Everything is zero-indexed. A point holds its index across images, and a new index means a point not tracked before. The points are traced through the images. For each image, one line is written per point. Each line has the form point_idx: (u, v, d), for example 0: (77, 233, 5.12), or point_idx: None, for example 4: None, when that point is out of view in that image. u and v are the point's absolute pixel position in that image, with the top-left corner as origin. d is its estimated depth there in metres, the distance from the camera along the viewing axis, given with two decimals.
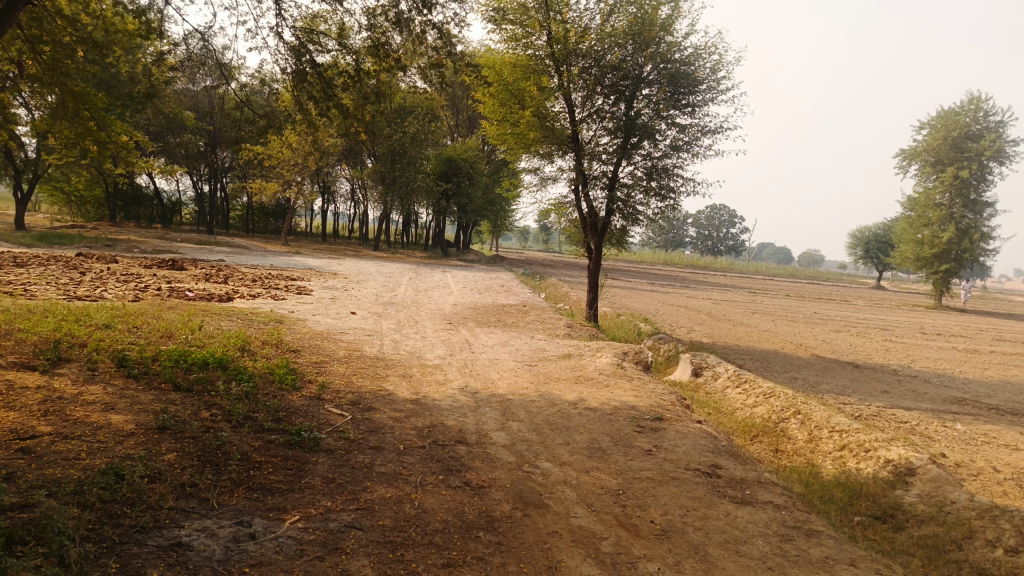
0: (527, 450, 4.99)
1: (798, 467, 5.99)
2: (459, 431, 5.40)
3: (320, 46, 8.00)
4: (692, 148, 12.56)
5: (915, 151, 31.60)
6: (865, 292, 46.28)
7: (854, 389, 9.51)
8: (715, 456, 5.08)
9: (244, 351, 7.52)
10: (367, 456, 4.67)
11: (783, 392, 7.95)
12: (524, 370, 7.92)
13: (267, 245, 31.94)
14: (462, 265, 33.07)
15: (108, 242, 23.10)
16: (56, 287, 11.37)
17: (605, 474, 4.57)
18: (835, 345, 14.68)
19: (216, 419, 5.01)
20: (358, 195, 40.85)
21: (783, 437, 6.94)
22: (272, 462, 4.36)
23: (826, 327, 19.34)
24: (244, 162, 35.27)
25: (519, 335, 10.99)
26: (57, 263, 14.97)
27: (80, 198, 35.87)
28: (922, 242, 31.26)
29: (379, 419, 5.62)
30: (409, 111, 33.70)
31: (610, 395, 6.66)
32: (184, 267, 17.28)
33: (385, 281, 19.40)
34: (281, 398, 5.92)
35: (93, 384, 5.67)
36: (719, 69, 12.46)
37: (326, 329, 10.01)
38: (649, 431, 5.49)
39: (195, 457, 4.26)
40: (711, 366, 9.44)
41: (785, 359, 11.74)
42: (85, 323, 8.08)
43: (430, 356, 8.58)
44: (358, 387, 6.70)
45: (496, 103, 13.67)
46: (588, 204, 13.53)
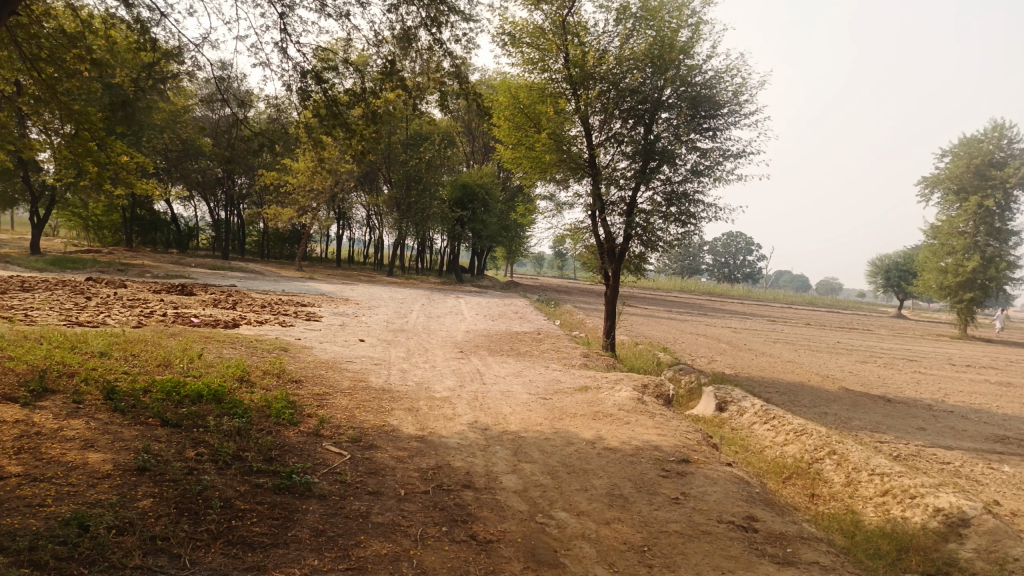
0: (540, 497, 4.52)
1: (838, 516, 5.46)
2: (466, 474, 4.95)
3: (338, 75, 7.70)
4: (713, 173, 12.14)
5: (937, 178, 31.02)
6: (886, 321, 45.40)
7: (888, 426, 8.94)
8: (750, 505, 4.57)
9: (242, 382, 7.12)
10: (363, 504, 4.22)
11: (817, 430, 7.44)
12: (538, 404, 7.46)
13: (281, 271, 31.79)
14: (477, 292, 32.74)
15: (121, 267, 22.95)
16: (59, 312, 11.07)
17: (627, 526, 4.10)
18: (863, 378, 14.06)
19: (202, 460, 4.60)
20: (373, 222, 40.78)
21: (818, 479, 6.43)
22: (257, 510, 3.93)
23: (851, 357, 18.68)
24: (260, 188, 35.29)
25: (533, 365, 10.53)
26: (63, 288, 14.74)
27: (98, 223, 36.03)
28: (946, 271, 30.51)
29: (380, 459, 5.18)
30: (424, 138, 33.63)
31: (631, 433, 6.17)
32: (194, 292, 17.03)
33: (397, 307, 19.03)
34: (277, 435, 5.49)
35: (76, 418, 5.29)
36: (742, 92, 12.08)
37: (331, 358, 9.60)
38: (675, 476, 4.99)
39: (172, 505, 3.84)
40: (737, 400, 8.92)
41: (813, 392, 11.17)
42: (80, 352, 7.72)
43: (439, 388, 8.14)
44: (361, 422, 6.26)
45: (512, 126, 13.33)
46: (605, 229, 13.12)
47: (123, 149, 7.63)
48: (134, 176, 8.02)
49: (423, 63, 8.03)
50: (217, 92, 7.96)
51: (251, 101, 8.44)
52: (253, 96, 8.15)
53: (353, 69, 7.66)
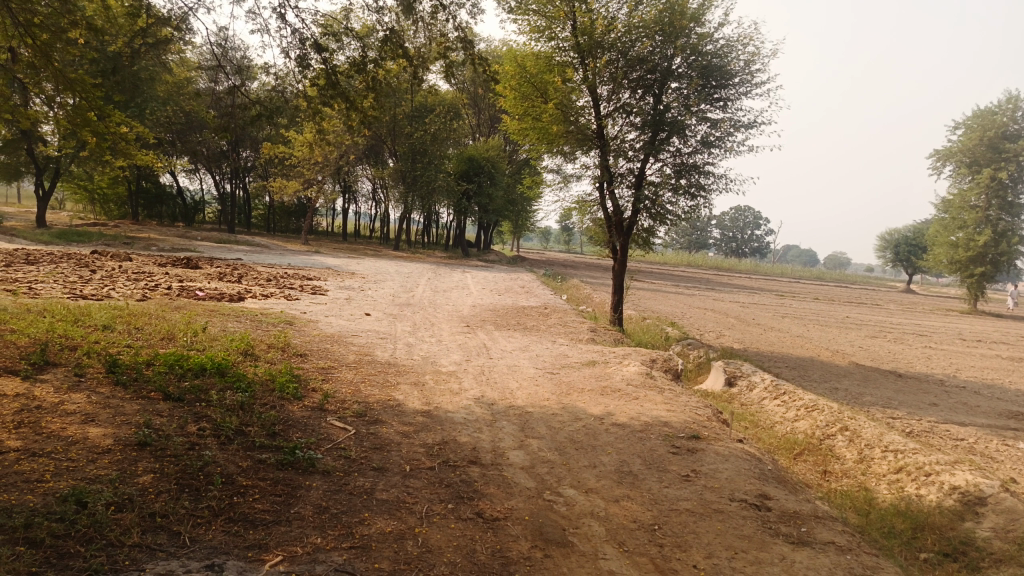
0: (548, 473, 4.44)
1: (851, 493, 5.37)
2: (473, 450, 4.85)
3: (340, 45, 7.50)
4: (724, 144, 11.91)
5: (950, 151, 30.52)
6: (894, 296, 45.11)
7: (900, 402, 8.81)
8: (762, 483, 4.46)
9: (246, 356, 7.04)
10: (367, 480, 4.13)
11: (828, 406, 7.32)
12: (545, 379, 7.36)
13: (288, 245, 31.71)
14: (483, 266, 32.60)
15: (127, 240, 22.89)
16: (63, 285, 10.99)
17: (637, 504, 4.00)
18: (873, 353, 13.92)
19: (203, 435, 4.52)
20: (379, 195, 40.58)
21: (830, 456, 6.34)
22: (259, 487, 3.84)
23: (861, 332, 18.52)
24: (266, 160, 35.05)
25: (540, 339, 10.42)
26: (68, 261, 14.68)
27: (104, 196, 35.92)
28: (957, 245, 30.19)
29: (385, 434, 5.09)
30: (430, 110, 33.27)
31: (640, 408, 6.07)
32: (199, 265, 16.95)
33: (404, 282, 18.93)
34: (280, 409, 5.41)
35: (77, 391, 5.20)
36: (754, 61, 11.80)
37: (337, 332, 9.51)
38: (686, 452, 4.89)
39: (172, 481, 3.76)
40: (746, 375, 8.82)
41: (822, 367, 11.05)
42: (83, 325, 7.63)
43: (445, 362, 8.05)
44: (365, 397, 6.18)
45: (518, 96, 13.08)
46: (613, 202, 12.92)
47: (122, 120, 7.39)
48: (135, 148, 7.81)
49: (427, 33, 7.83)
50: (218, 61, 7.75)
51: (254, 72, 8.24)
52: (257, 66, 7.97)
53: (357, 40, 7.47)
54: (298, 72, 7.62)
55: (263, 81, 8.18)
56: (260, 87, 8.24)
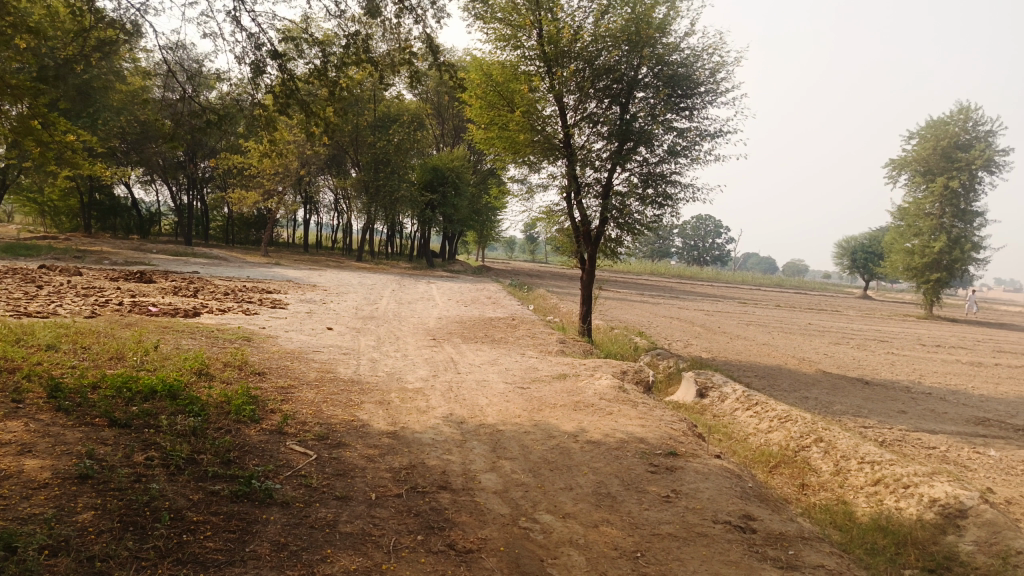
0: (522, 497, 4.22)
1: (830, 507, 5.26)
2: (442, 473, 4.61)
3: (300, 53, 7.24)
4: (691, 153, 11.88)
5: (904, 160, 31.27)
6: (853, 303, 45.93)
7: (870, 410, 8.80)
8: (745, 502, 4.30)
9: (200, 376, 6.69)
10: (330, 511, 3.87)
11: (801, 416, 7.24)
12: (515, 394, 7.13)
13: (247, 257, 31.01)
14: (448, 277, 32.29)
15: (78, 254, 22.06)
16: (6, 302, 10.43)
17: (617, 529, 3.80)
18: (839, 360, 13.99)
19: (151, 465, 4.20)
20: (341, 206, 40.04)
21: (807, 468, 6.24)
22: (212, 522, 3.55)
23: (825, 339, 18.69)
24: (225, 171, 34.26)
25: (509, 352, 10.20)
26: (13, 276, 14.00)
27: (54, 208, 34.71)
28: (912, 252, 30.86)
29: (349, 458, 4.81)
30: (393, 120, 32.95)
31: (614, 424, 5.89)
32: (153, 279, 16.34)
33: (367, 294, 18.53)
34: (236, 434, 5.09)
35: (13, 419, 4.81)
36: (719, 70, 11.80)
37: (298, 348, 9.18)
38: (664, 471, 4.71)
39: (115, 518, 3.44)
40: (718, 386, 8.72)
41: (791, 376, 11.03)
42: (25, 345, 7.18)
43: (412, 379, 7.78)
44: (328, 417, 5.88)
45: (484, 105, 12.91)
46: (581, 212, 12.80)
47: (68, 128, 6.97)
48: (82, 159, 7.38)
49: (391, 44, 7.65)
50: (171, 68, 7.42)
51: (210, 81, 7.93)
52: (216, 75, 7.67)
53: (319, 51, 7.23)
54: (254, 79, 7.32)
55: (219, 91, 7.87)
56: (216, 96, 7.92)
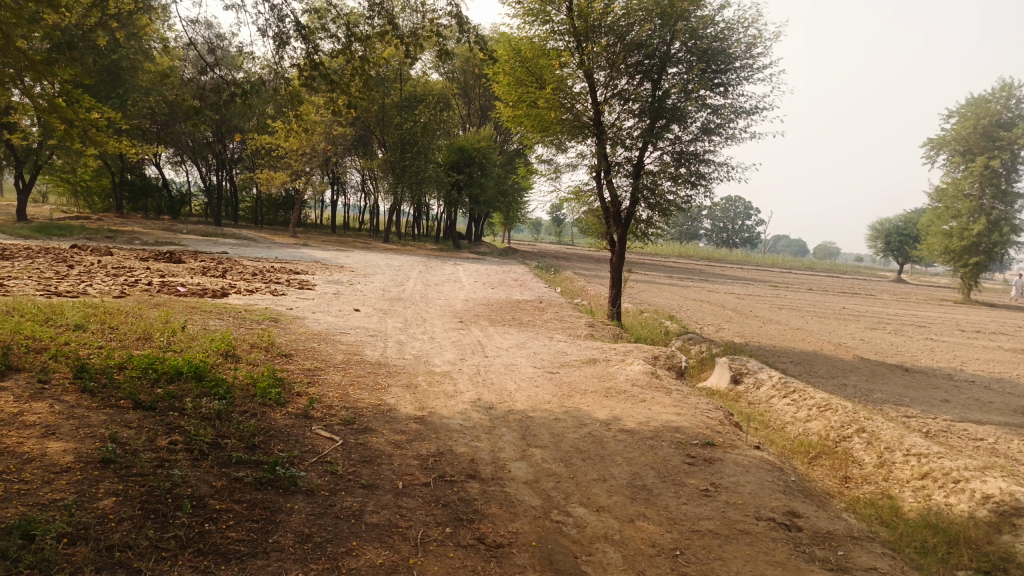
0: (554, 489, 4.05)
1: (875, 502, 5.04)
2: (471, 462, 4.46)
3: (327, 32, 7.08)
4: (725, 131, 11.52)
5: (943, 140, 30.34)
6: (887, 286, 44.90)
7: (912, 398, 8.48)
8: (789, 497, 4.09)
9: (227, 357, 6.62)
10: (355, 500, 3.74)
11: (841, 405, 6.98)
12: (545, 379, 6.96)
13: (276, 238, 31.14)
14: (474, 258, 32.15)
15: (110, 234, 22.27)
16: (37, 282, 10.48)
17: (654, 524, 3.63)
18: (876, 346, 13.59)
19: (175, 449, 4.11)
20: (369, 187, 40.05)
21: (848, 459, 6.01)
22: (234, 511, 3.44)
23: (860, 324, 18.23)
24: (253, 151, 34.34)
25: (537, 335, 10.02)
26: (46, 255, 14.12)
27: (87, 188, 35.14)
28: (950, 234, 29.98)
29: (376, 444, 4.69)
30: (420, 100, 32.71)
31: (648, 412, 5.68)
32: (182, 259, 16.41)
33: (394, 275, 18.45)
34: (261, 418, 4.99)
35: (38, 400, 4.74)
36: (755, 45, 11.39)
37: (324, 329, 9.09)
38: (702, 463, 4.51)
39: (137, 505, 3.35)
40: (753, 372, 8.47)
41: (828, 362, 10.71)
42: (54, 325, 7.17)
43: (439, 362, 7.65)
44: (354, 401, 5.76)
45: (512, 81, 12.63)
46: (611, 192, 12.52)
47: (93, 105, 6.87)
48: (109, 137, 7.29)
49: (418, 21, 7.44)
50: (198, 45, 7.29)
51: (240, 60, 7.81)
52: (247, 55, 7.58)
53: (344, 27, 7.04)
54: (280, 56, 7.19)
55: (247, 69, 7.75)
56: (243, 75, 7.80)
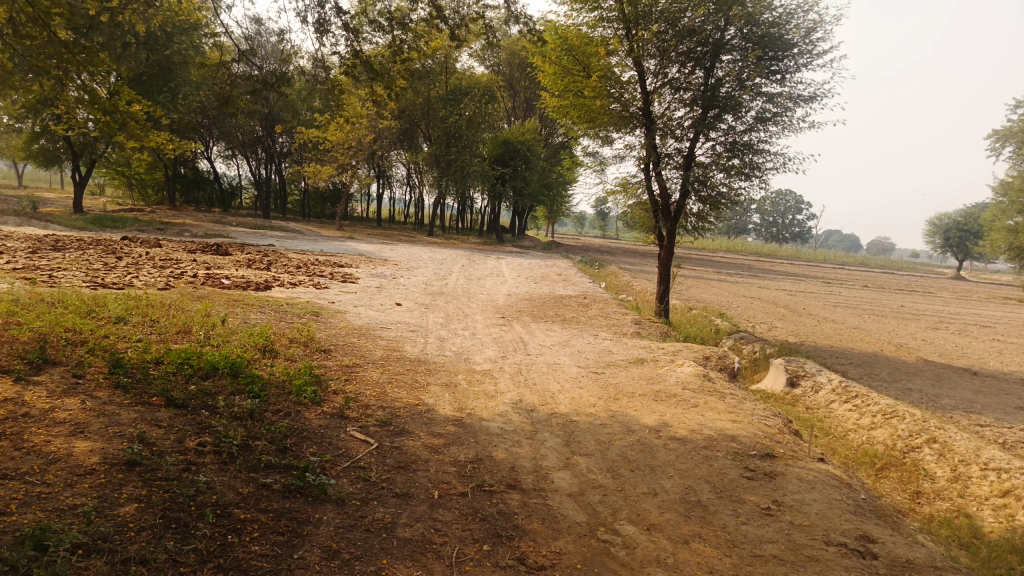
0: (601, 503, 3.75)
1: (950, 521, 4.61)
2: (511, 470, 4.19)
3: (372, 26, 6.87)
4: (782, 120, 10.99)
5: (1010, 131, 28.96)
6: (945, 283, 43.15)
7: (984, 406, 7.91)
8: (861, 519, 3.71)
9: (264, 352, 6.49)
10: (387, 511, 3.50)
11: (909, 412, 6.51)
12: (590, 380, 6.65)
13: (323, 231, 31.35)
14: (518, 252, 31.86)
15: (161, 226, 22.61)
16: (85, 273, 10.56)
17: (710, 546, 3.31)
18: (940, 347, 12.88)
19: (204, 452, 3.93)
20: (414, 180, 40.09)
21: (918, 472, 5.56)
22: (259, 522, 3.23)
23: (921, 323, 17.40)
24: (300, 145, 34.63)
25: (581, 332, 9.70)
26: (96, 247, 14.34)
27: (142, 181, 35.94)
28: (1016, 230, 28.50)
29: (411, 449, 4.45)
30: (465, 93, 32.50)
31: (701, 419, 5.33)
32: (229, 252, 16.52)
33: (437, 269, 18.30)
34: (294, 418, 4.80)
35: (71, 396, 4.63)
36: (815, 29, 10.83)
37: (365, 324, 8.93)
38: (763, 477, 4.14)
39: (158, 513, 3.16)
40: (811, 375, 8.01)
41: (890, 364, 10.13)
42: (96, 317, 7.13)
43: (480, 359, 7.40)
44: (392, 401, 5.55)
45: (559, 71, 12.29)
46: (660, 184, 12.08)
47: (135, 97, 6.77)
48: (150, 130, 7.20)
49: (463, 10, 7.16)
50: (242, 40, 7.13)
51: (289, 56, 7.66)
52: (294, 52, 7.41)
53: (388, 17, 6.81)
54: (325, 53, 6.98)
55: (294, 65, 7.58)
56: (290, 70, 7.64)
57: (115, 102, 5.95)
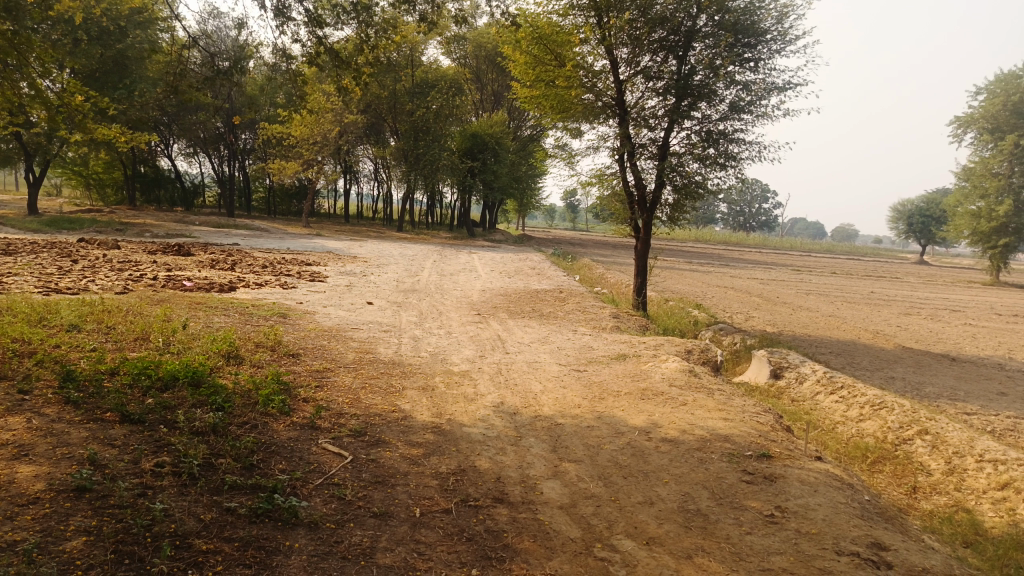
0: (596, 515, 3.51)
1: (952, 517, 4.45)
2: (497, 481, 3.92)
3: (338, 15, 6.51)
4: (756, 109, 10.86)
5: (971, 117, 29.50)
6: (910, 268, 43.88)
7: (967, 392, 7.84)
8: (870, 525, 3.51)
9: (229, 359, 6.13)
10: (365, 535, 3.21)
11: (898, 403, 6.37)
12: (572, 379, 6.41)
13: (290, 228, 30.68)
14: (489, 246, 31.61)
15: (120, 226, 21.86)
16: (37, 278, 10.01)
17: (715, 560, 3.08)
18: (915, 333, 12.91)
19: (161, 475, 3.58)
20: (381, 175, 39.55)
21: (912, 464, 5.41)
22: (224, 555, 2.91)
23: (893, 309, 17.51)
24: (264, 141, 33.87)
25: (560, 328, 9.46)
26: (50, 250, 13.71)
27: (100, 181, 34.84)
28: (978, 215, 28.93)
29: (389, 461, 4.16)
30: (432, 85, 32.03)
31: (691, 418, 5.11)
32: (192, 252, 15.95)
33: (408, 265, 17.93)
34: (261, 431, 4.48)
35: (15, 414, 4.23)
36: (787, 16, 10.70)
37: (335, 325, 8.58)
38: (763, 482, 3.93)
39: (109, 548, 2.83)
40: (794, 366, 7.88)
41: (869, 352, 10.07)
42: (46, 326, 6.68)
43: (457, 359, 7.12)
44: (366, 408, 5.24)
45: (530, 60, 12.00)
46: (635, 175, 11.89)
47: (83, 92, 6.33)
48: (99, 125, 6.74)
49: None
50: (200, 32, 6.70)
51: (250, 50, 7.23)
52: (257, 45, 7.00)
53: (353, 5, 6.45)
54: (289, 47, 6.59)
55: (258, 60, 7.16)
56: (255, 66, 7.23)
57: (64, 98, 5.54)
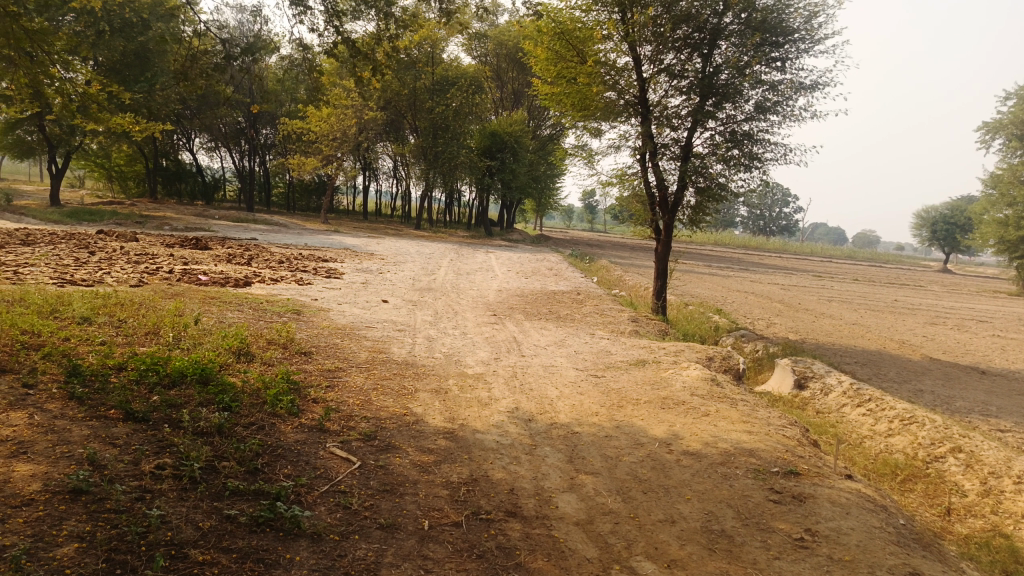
0: (614, 533, 3.32)
1: (990, 543, 4.21)
2: (510, 493, 3.75)
3: (359, 9, 6.36)
4: (783, 110, 10.59)
5: (1000, 124, 28.93)
6: (934, 277, 43.12)
7: (998, 407, 7.56)
8: (907, 553, 3.29)
9: (238, 355, 5.99)
10: (370, 548, 3.05)
11: (929, 418, 6.11)
12: (590, 385, 6.23)
13: (308, 224, 30.71)
14: (507, 245, 31.43)
15: (139, 219, 21.93)
16: (53, 270, 9.96)
17: None
18: (943, 344, 12.56)
19: (161, 478, 3.44)
20: (400, 173, 39.54)
21: (945, 484, 5.16)
22: (220, 566, 2.76)
23: (918, 318, 17.11)
24: (285, 136, 33.94)
25: (577, 332, 9.27)
26: (69, 241, 13.70)
27: (122, 173, 35.08)
28: (1005, 224, 28.30)
29: (398, 468, 4.00)
30: (453, 83, 31.92)
31: (713, 430, 4.90)
32: (209, 246, 15.91)
33: (425, 263, 17.81)
34: (267, 433, 4.33)
35: (17, 409, 4.12)
36: (816, 15, 10.42)
37: (348, 323, 8.45)
38: (791, 501, 3.73)
39: (101, 556, 2.68)
40: (819, 377, 7.63)
41: (896, 363, 9.78)
42: (58, 318, 6.59)
43: (471, 362, 6.96)
44: (377, 410, 5.09)
45: (551, 57, 11.79)
46: (657, 176, 11.65)
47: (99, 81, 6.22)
48: (115, 115, 6.63)
49: None
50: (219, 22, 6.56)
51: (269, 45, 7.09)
52: (277, 39, 6.85)
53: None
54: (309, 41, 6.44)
55: (278, 54, 7.02)
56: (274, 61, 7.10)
57: (81, 88, 5.45)
